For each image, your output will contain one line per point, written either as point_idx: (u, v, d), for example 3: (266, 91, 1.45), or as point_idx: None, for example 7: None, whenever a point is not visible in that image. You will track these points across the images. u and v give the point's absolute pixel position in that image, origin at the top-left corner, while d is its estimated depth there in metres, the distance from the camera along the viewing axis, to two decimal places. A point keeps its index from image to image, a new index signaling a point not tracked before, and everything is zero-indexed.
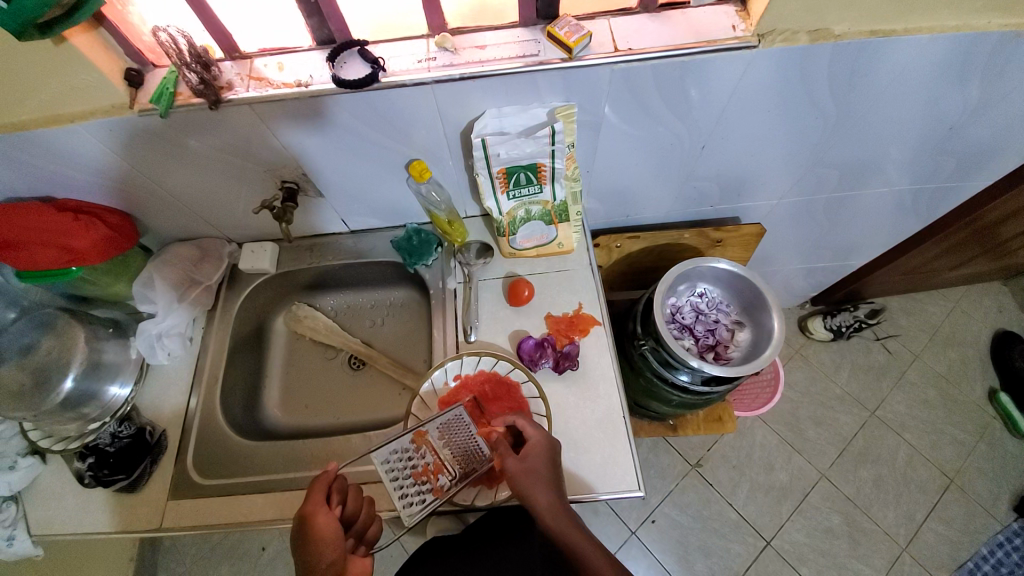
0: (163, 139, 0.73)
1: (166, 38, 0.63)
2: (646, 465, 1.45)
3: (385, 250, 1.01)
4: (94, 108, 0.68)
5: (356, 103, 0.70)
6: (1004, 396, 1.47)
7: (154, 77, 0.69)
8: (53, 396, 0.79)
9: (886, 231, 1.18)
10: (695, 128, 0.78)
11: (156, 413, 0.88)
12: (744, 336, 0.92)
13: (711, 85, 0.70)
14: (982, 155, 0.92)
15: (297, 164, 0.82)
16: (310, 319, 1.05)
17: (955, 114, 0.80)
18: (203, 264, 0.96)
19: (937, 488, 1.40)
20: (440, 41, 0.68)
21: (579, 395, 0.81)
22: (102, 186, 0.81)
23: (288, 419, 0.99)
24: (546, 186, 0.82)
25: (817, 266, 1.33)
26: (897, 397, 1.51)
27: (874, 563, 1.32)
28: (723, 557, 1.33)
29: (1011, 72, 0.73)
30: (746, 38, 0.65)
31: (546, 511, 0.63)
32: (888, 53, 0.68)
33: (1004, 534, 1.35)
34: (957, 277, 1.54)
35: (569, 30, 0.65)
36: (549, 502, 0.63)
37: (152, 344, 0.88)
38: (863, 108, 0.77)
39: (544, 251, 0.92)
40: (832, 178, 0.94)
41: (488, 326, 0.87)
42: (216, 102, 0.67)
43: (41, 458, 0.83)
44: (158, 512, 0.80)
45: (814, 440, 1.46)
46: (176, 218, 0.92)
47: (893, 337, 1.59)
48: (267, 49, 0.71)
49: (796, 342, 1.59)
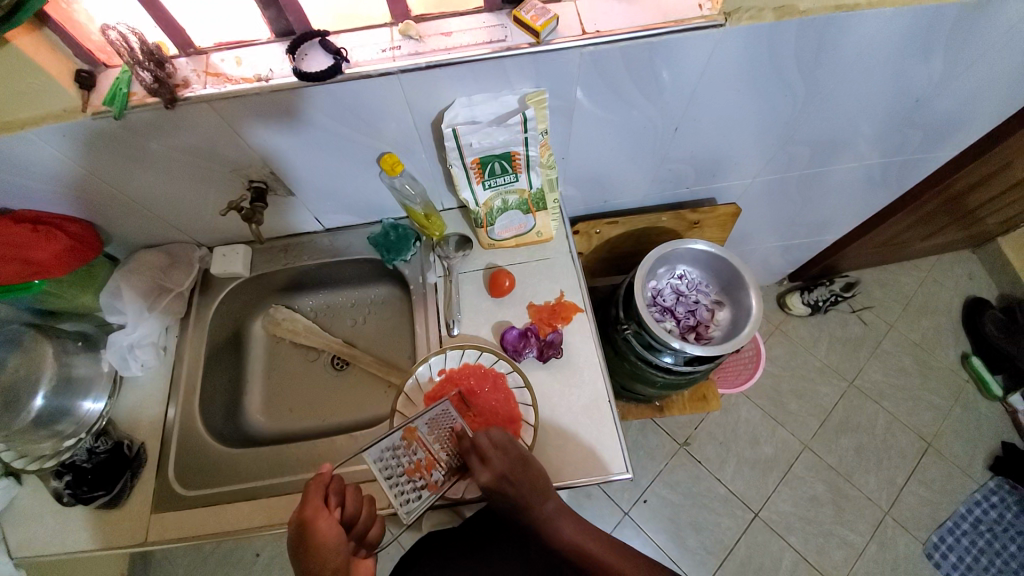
0: (121, 142, 0.70)
1: (116, 36, 0.60)
2: (635, 447, 1.47)
3: (362, 247, 0.99)
4: (45, 114, 0.65)
5: (321, 97, 0.68)
6: (976, 359, 1.52)
7: (107, 78, 0.66)
8: (23, 414, 0.77)
9: (858, 205, 1.20)
10: (666, 110, 0.78)
11: (133, 425, 0.86)
12: (724, 315, 0.93)
13: (681, 66, 0.70)
14: (947, 126, 0.93)
15: (264, 163, 0.80)
16: (289, 321, 1.02)
17: (920, 85, 0.81)
18: (173, 270, 0.93)
19: (916, 452, 1.45)
20: (404, 29, 0.66)
21: (565, 383, 0.81)
22: (60, 195, 0.77)
23: (272, 424, 0.97)
24: (522, 174, 0.81)
25: (793, 242, 1.35)
26: (874, 366, 1.55)
27: (859, 528, 1.36)
28: (714, 531, 1.36)
29: (971, 43, 0.74)
30: (713, 17, 0.65)
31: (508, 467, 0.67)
32: (852, 27, 0.68)
33: (980, 492, 1.40)
34: (928, 247, 1.58)
35: (535, 14, 0.64)
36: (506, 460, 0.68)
37: (124, 356, 0.86)
38: (831, 83, 0.77)
39: (523, 240, 0.91)
40: (804, 154, 0.95)
41: (470, 319, 0.87)
42: (172, 101, 0.64)
43: (16, 479, 0.81)
44: (141, 526, 0.78)
45: (796, 412, 1.49)
46: (141, 224, 0.89)
47: (868, 309, 1.62)
48: (223, 43, 0.68)
49: (776, 318, 1.62)
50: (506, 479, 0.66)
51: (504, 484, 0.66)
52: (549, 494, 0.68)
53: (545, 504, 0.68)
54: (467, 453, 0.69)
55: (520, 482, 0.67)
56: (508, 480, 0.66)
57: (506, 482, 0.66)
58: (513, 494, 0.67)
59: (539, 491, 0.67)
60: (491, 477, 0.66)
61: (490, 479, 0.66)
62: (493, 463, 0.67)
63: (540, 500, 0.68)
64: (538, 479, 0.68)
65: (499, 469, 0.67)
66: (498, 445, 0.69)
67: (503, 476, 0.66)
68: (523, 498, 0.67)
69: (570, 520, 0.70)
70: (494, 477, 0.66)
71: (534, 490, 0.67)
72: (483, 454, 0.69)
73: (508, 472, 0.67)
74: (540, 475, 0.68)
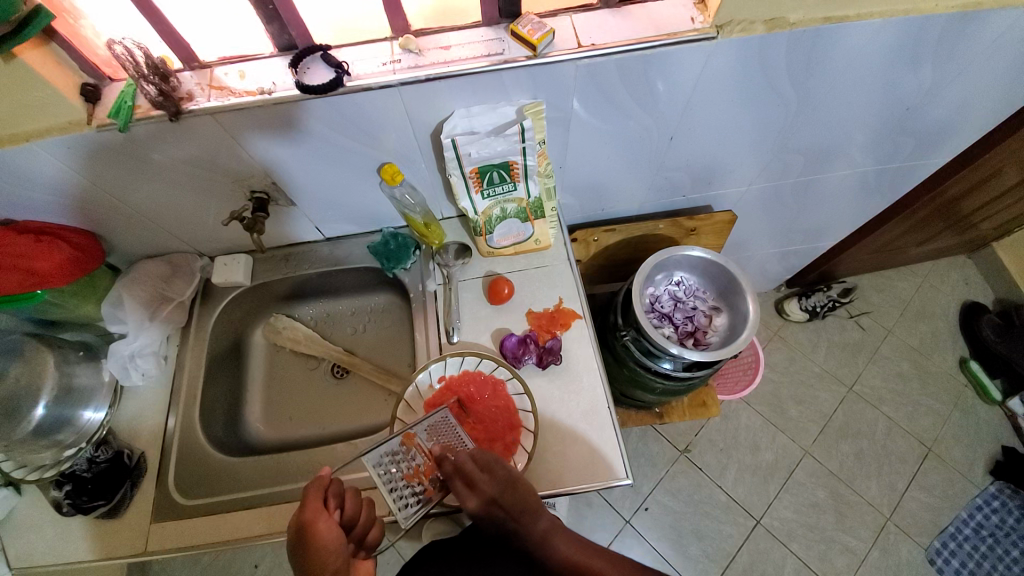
0: (125, 154, 0.71)
1: (122, 51, 0.61)
2: (635, 454, 1.47)
3: (362, 256, 1.00)
4: (50, 126, 0.66)
5: (322, 109, 0.69)
6: (974, 364, 1.53)
7: (112, 91, 0.67)
8: (24, 424, 0.77)
9: (853, 211, 1.21)
10: (662, 120, 0.80)
11: (133, 435, 0.86)
12: (722, 320, 0.94)
13: (676, 77, 0.71)
14: (938, 134, 0.95)
15: (266, 173, 0.81)
16: (289, 330, 1.03)
17: (910, 94, 0.83)
18: (175, 280, 0.94)
19: (916, 457, 1.45)
20: (404, 43, 0.68)
21: (564, 389, 0.81)
22: (64, 206, 0.78)
23: (272, 433, 0.97)
24: (520, 183, 0.82)
25: (790, 249, 1.37)
26: (873, 371, 1.56)
27: (861, 534, 1.36)
28: (715, 539, 1.36)
29: (960, 53, 0.76)
30: (705, 29, 0.66)
31: (495, 490, 0.67)
32: (841, 39, 0.69)
33: (981, 497, 1.40)
34: (924, 253, 1.59)
35: (533, 28, 0.66)
36: (492, 484, 0.67)
37: (124, 365, 0.86)
38: (822, 93, 0.79)
39: (522, 248, 0.92)
40: (798, 162, 0.97)
41: (470, 327, 0.87)
42: (176, 113, 0.66)
43: (16, 490, 0.81)
44: (141, 537, 0.78)
45: (796, 418, 1.50)
46: (143, 235, 0.90)
47: (865, 314, 1.63)
48: (227, 57, 0.69)
49: (775, 324, 1.63)
50: (494, 503, 0.66)
51: (493, 508, 0.66)
52: (540, 513, 0.67)
53: (536, 523, 0.66)
54: (451, 479, 0.68)
55: (507, 505, 0.66)
56: (496, 504, 0.66)
57: (494, 506, 0.66)
58: (501, 517, 0.66)
59: (527, 512, 0.66)
60: (479, 502, 0.66)
61: (477, 503, 0.66)
62: (481, 487, 0.67)
63: (530, 520, 0.66)
64: (528, 500, 0.67)
65: (486, 492, 0.66)
66: (485, 468, 0.68)
67: (491, 500, 0.66)
68: (513, 518, 0.66)
69: (569, 539, 0.67)
70: (482, 500, 0.66)
71: (524, 511, 0.66)
72: (469, 479, 0.67)
73: (496, 496, 0.66)
74: (529, 497, 0.67)
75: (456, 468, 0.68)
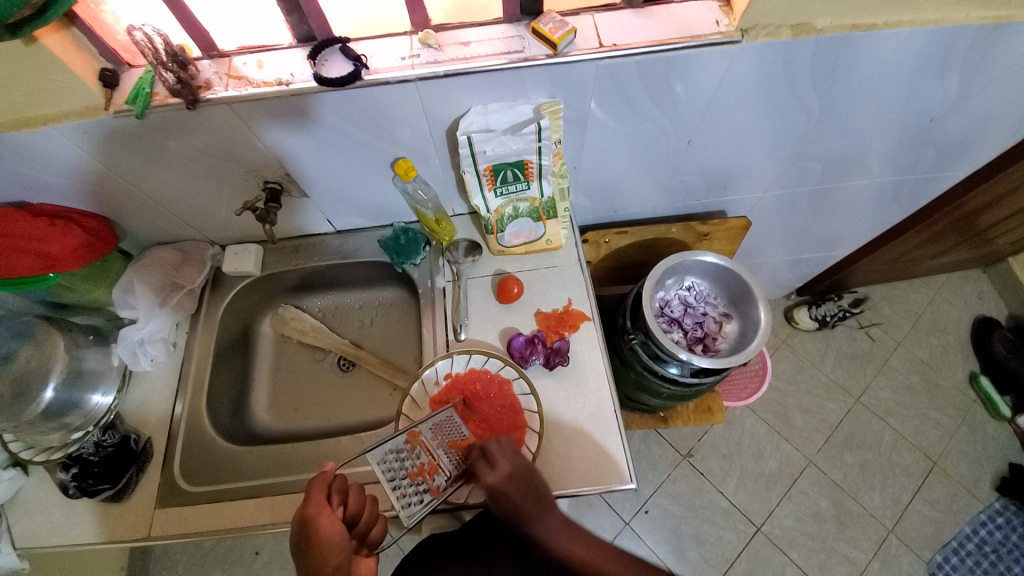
0: (141, 140, 0.72)
1: (141, 37, 0.61)
2: (637, 457, 1.46)
3: (372, 249, 1.00)
4: (68, 110, 0.66)
5: (339, 101, 0.69)
6: (983, 379, 1.51)
7: (130, 77, 0.68)
8: (34, 406, 0.77)
9: (869, 222, 1.19)
10: (680, 124, 0.79)
11: (141, 421, 0.86)
12: (732, 327, 0.93)
13: (696, 80, 0.71)
14: (959, 146, 0.93)
15: (280, 164, 0.81)
16: (297, 321, 1.03)
17: (933, 106, 0.81)
18: (185, 268, 0.94)
19: (921, 470, 1.43)
20: (423, 38, 0.67)
21: (571, 391, 0.81)
22: (78, 189, 0.78)
23: (277, 422, 0.98)
24: (534, 183, 0.81)
25: (802, 257, 1.35)
26: (881, 383, 1.54)
27: (861, 546, 1.35)
28: (714, 545, 1.35)
29: (988, 65, 0.74)
30: (729, 33, 0.65)
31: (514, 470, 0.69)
32: (867, 47, 0.68)
33: (986, 514, 1.39)
34: (938, 265, 1.57)
35: (554, 26, 0.65)
36: (514, 464, 0.69)
37: (134, 350, 0.86)
38: (845, 101, 0.77)
39: (533, 248, 0.91)
40: (816, 169, 0.95)
41: (477, 325, 0.87)
42: (194, 101, 0.65)
43: (24, 470, 0.82)
44: (145, 521, 0.78)
45: (801, 427, 1.48)
46: (156, 221, 0.90)
47: (876, 325, 1.61)
48: (245, 47, 0.69)
49: (783, 332, 1.62)
50: (514, 480, 0.68)
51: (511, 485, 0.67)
52: (552, 508, 0.67)
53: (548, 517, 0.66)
54: (474, 459, 0.70)
55: (525, 488, 0.68)
56: (514, 482, 0.68)
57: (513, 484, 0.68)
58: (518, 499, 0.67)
59: (541, 501, 0.67)
60: (499, 478, 0.68)
61: (496, 479, 0.67)
62: (501, 465, 0.69)
63: (542, 510, 0.67)
64: (542, 488, 0.68)
65: (507, 469, 0.68)
66: (505, 449, 0.71)
67: (509, 477, 0.68)
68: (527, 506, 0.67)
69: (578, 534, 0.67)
70: (503, 476, 0.68)
71: (537, 499, 0.67)
72: (491, 458, 0.69)
73: (513, 475, 0.68)
74: (542, 486, 0.69)
75: (481, 452, 0.71)
